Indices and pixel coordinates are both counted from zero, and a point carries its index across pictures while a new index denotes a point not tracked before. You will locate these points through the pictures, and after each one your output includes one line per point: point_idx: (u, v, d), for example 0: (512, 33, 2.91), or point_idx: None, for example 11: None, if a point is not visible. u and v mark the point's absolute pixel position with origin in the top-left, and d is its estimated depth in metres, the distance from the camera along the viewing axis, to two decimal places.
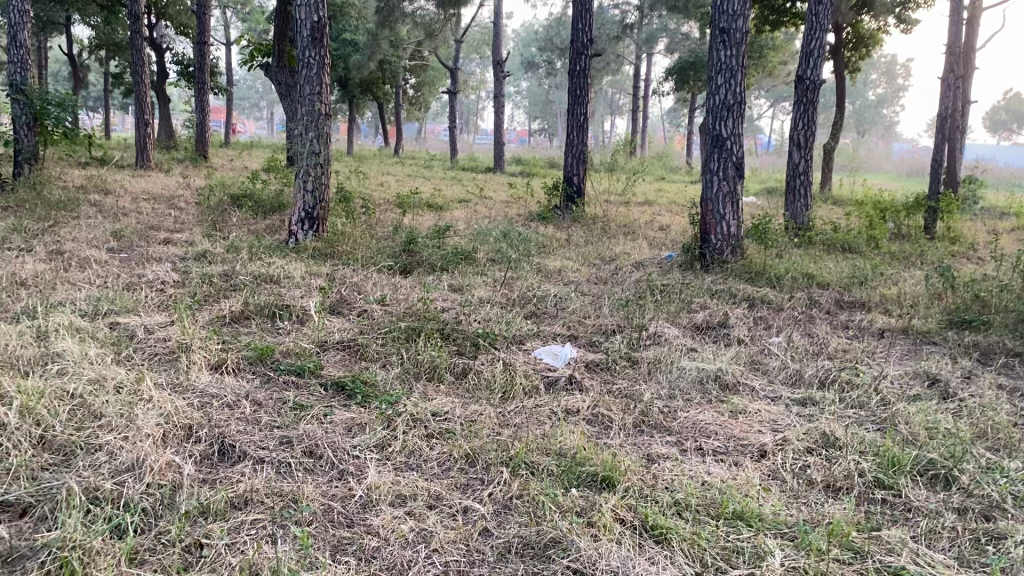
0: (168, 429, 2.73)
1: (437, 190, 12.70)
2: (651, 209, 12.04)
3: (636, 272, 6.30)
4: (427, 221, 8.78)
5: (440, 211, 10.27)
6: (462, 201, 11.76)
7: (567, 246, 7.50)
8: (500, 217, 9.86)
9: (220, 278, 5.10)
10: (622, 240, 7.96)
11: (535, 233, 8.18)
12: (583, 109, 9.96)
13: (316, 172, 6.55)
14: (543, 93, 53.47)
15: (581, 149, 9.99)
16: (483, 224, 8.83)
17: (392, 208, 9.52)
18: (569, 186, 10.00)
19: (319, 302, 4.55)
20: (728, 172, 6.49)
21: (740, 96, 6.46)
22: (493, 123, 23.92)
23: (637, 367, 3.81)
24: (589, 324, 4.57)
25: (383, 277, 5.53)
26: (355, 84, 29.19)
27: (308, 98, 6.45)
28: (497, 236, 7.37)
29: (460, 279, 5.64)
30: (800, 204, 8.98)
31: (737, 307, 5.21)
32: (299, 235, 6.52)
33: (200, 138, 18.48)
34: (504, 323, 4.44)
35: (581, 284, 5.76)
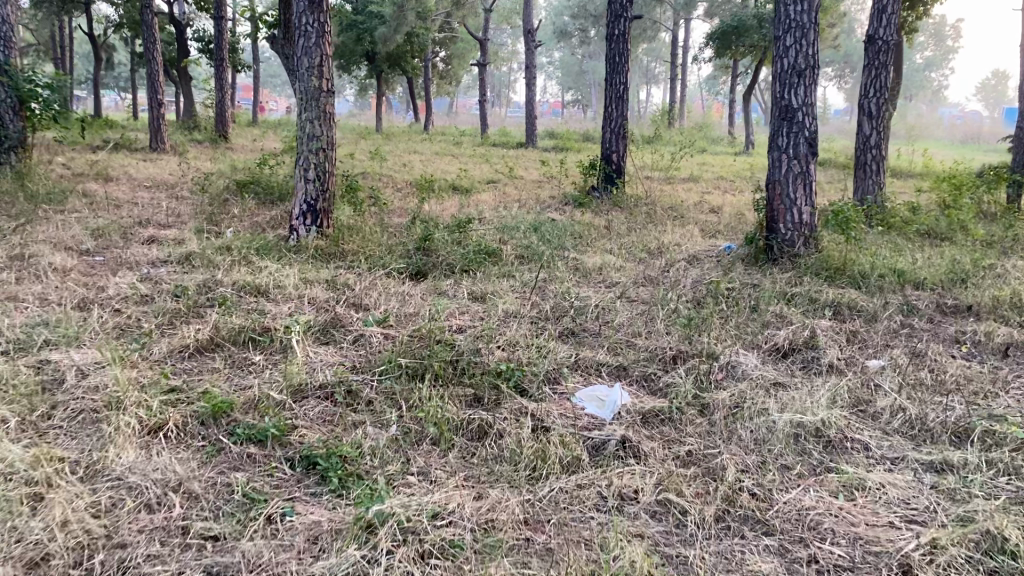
0: (45, 557, 1.89)
1: (463, 171, 11.81)
2: (696, 187, 11.04)
3: (691, 270, 5.37)
4: (450, 209, 7.92)
5: (466, 195, 9.39)
6: (491, 182, 10.86)
7: (606, 237, 6.58)
8: (531, 201, 8.96)
9: (197, 291, 4.28)
10: (669, 229, 7.02)
11: (570, 221, 7.26)
12: (622, 79, 8.96)
13: (317, 158, 5.67)
14: (577, 64, 52.06)
15: (620, 123, 9.01)
16: (511, 212, 7.93)
17: (411, 194, 8.67)
18: (607, 165, 9.04)
19: (308, 324, 3.70)
20: (799, 149, 5.50)
21: (813, 59, 5.45)
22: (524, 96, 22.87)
23: (710, 418, 2.90)
24: (639, 348, 3.68)
25: (391, 284, 4.67)
26: (382, 58, 28.25)
27: (306, 73, 5.56)
28: (526, 228, 6.47)
29: (483, 285, 4.76)
30: (870, 183, 7.90)
31: (820, 318, 4.28)
32: (301, 231, 5.68)
33: (219, 118, 17.74)
34: (535, 350, 3.56)
35: (626, 288, 4.85)
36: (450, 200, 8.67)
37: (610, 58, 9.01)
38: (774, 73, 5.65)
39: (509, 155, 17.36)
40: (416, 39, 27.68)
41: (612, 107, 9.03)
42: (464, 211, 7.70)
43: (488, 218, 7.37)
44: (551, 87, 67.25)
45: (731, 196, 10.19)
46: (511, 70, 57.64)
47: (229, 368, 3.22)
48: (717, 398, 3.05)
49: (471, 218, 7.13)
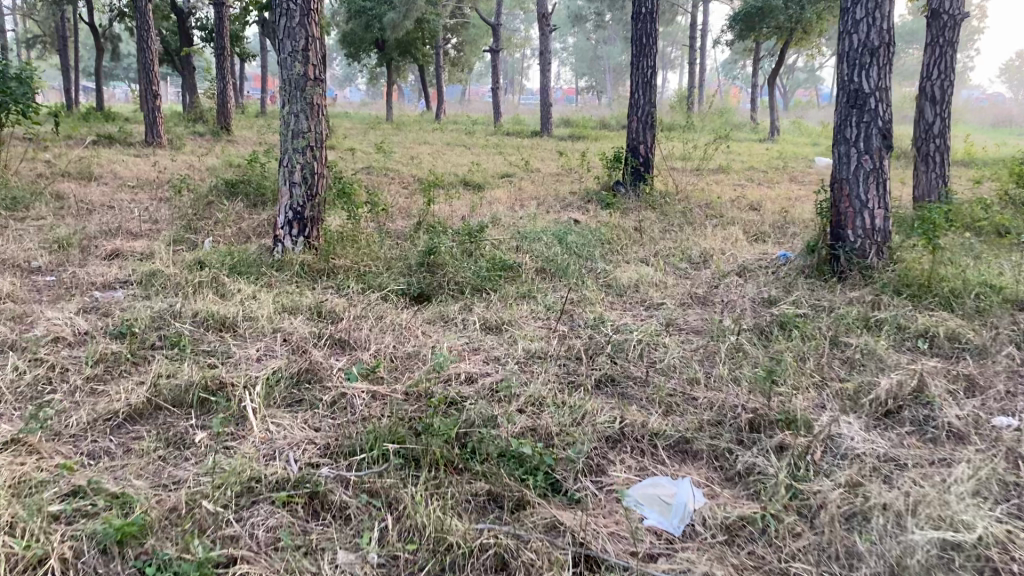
0: None
1: (475, 165, 10.99)
2: (728, 180, 10.16)
3: (745, 288, 4.54)
4: (461, 211, 7.11)
5: (479, 193, 8.58)
6: (506, 177, 10.04)
7: (638, 244, 5.76)
8: (550, 200, 8.12)
9: (150, 326, 3.50)
10: (708, 233, 6.18)
11: (596, 223, 6.45)
12: (650, 62, 8.10)
13: (304, 158, 4.86)
14: (591, 49, 50.92)
15: (648, 111, 8.16)
16: (527, 213, 7.11)
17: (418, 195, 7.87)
18: (634, 158, 8.20)
19: (275, 379, 2.91)
20: (872, 143, 4.63)
21: (888, 35, 4.58)
22: (539, 83, 21.95)
23: (818, 533, 2.06)
24: (701, 408, 2.86)
25: (389, 311, 3.88)
26: (392, 45, 27.40)
27: (289, 58, 4.74)
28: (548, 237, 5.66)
29: (498, 311, 3.96)
30: (933, 176, 6.92)
31: (917, 357, 3.45)
32: (286, 243, 4.88)
33: (221, 110, 16.98)
34: (566, 411, 2.75)
35: (670, 313, 4.04)
36: (458, 200, 7.86)
37: (636, 39, 8.14)
38: (839, 52, 4.78)
39: (523, 145, 16.50)
40: (426, 25, 26.76)
41: (637, 94, 8.17)
42: (476, 214, 6.88)
43: (502, 221, 6.55)
44: (565, 73, 66.09)
45: (769, 192, 9.32)
46: (524, 56, 56.55)
47: (162, 451, 2.42)
48: (822, 496, 2.21)
49: (484, 222, 6.31)
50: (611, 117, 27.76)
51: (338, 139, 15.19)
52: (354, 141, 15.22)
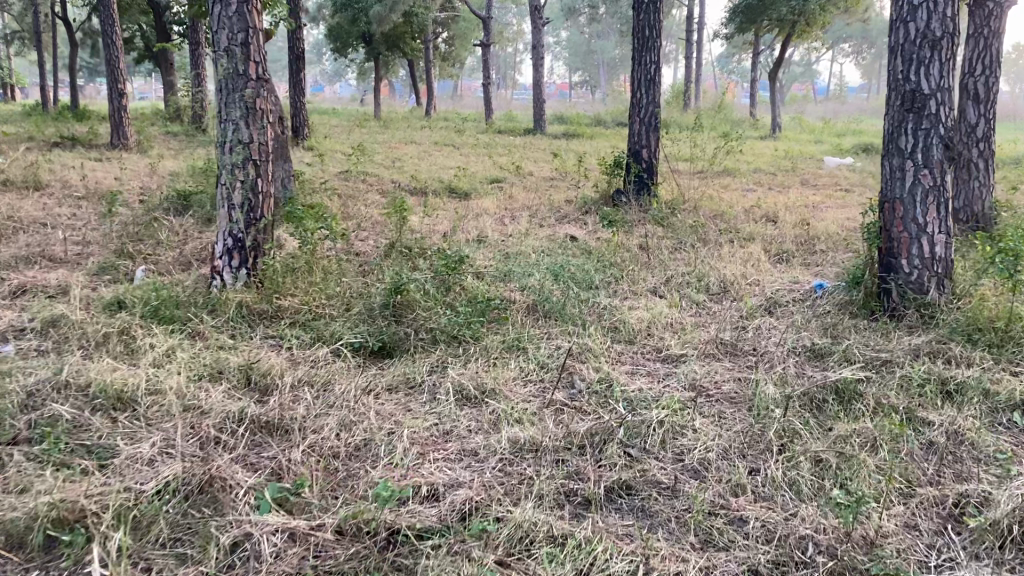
0: None
1: (463, 169, 10.18)
2: (737, 185, 9.35)
3: (780, 333, 3.75)
4: (442, 229, 6.29)
5: (465, 203, 7.78)
6: (496, 182, 9.23)
7: (645, 271, 4.96)
8: (544, 211, 7.31)
9: (19, 407, 2.68)
10: (725, 254, 5.38)
11: (597, 243, 5.66)
12: (654, 57, 7.28)
13: (245, 174, 4.02)
14: (585, 43, 50.07)
15: (651, 111, 7.34)
16: (516, 230, 6.29)
17: (397, 210, 7.06)
18: (636, 164, 7.38)
19: (160, 508, 2.10)
20: (932, 155, 3.81)
21: (953, 23, 3.74)
22: (532, 78, 21.12)
23: None
24: (750, 544, 2.06)
25: (338, 376, 3.06)
26: (380, 39, 26.51)
27: (224, 54, 3.91)
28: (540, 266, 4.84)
29: (478, 371, 3.15)
30: (976, 185, 6.05)
31: (1020, 442, 2.64)
32: (225, 277, 4.06)
33: (197, 108, 16.10)
34: (566, 555, 1.96)
35: (694, 372, 3.25)
36: (440, 214, 7.05)
37: (637, 31, 7.32)
38: (891, 44, 3.95)
39: (517, 144, 15.68)
40: (414, 19, 25.88)
41: (639, 92, 7.36)
42: (457, 232, 6.06)
43: (488, 242, 5.73)
44: (558, 68, 65.27)
45: (784, 199, 8.50)
46: (517, 50, 55.71)
47: None
48: None
49: (467, 245, 5.49)
50: (606, 113, 26.94)
51: (319, 139, 14.39)
52: (337, 142, 14.40)
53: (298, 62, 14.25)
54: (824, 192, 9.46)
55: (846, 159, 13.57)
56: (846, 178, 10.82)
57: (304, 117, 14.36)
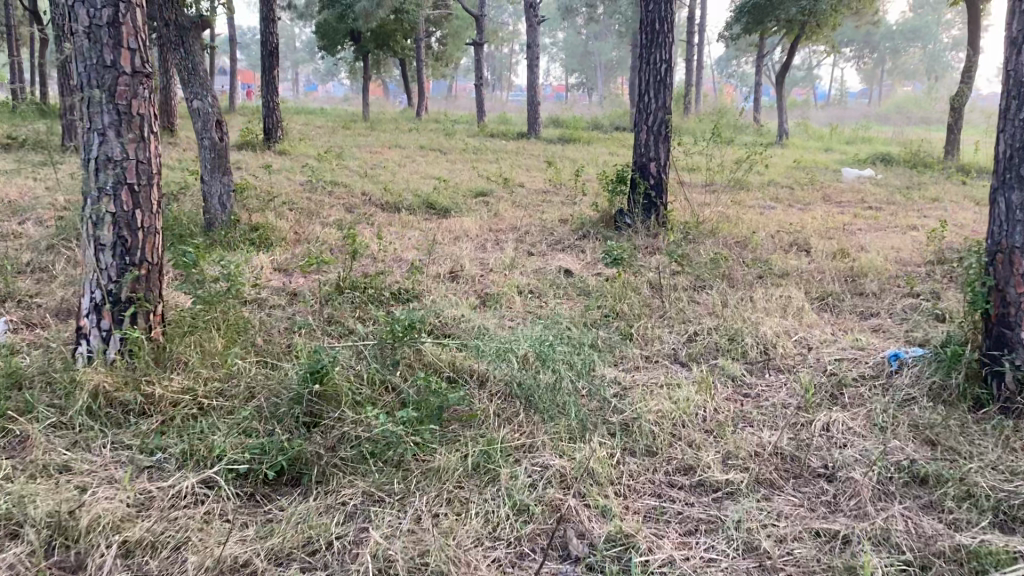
0: None
1: (446, 181, 9.08)
2: (753, 203, 8.26)
3: (858, 439, 2.67)
4: (406, 260, 5.18)
5: (443, 223, 6.71)
6: (481, 197, 8.13)
7: (659, 326, 3.86)
8: (534, 234, 6.23)
9: None
10: (758, 302, 4.27)
11: (598, 284, 4.59)
12: (664, 55, 6.18)
13: (115, 204, 2.91)
14: (582, 45, 49.02)
15: (660, 117, 6.24)
16: (498, 261, 5.19)
17: (359, 234, 5.96)
18: (642, 180, 6.28)
19: None
20: None
21: None
22: (527, 80, 20.03)
23: None
24: None
25: (205, 537, 1.98)
26: (369, 37, 25.36)
27: (83, 39, 2.79)
28: (523, 328, 3.73)
29: (420, 523, 2.07)
30: None
31: None
32: (92, 343, 2.94)
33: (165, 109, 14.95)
34: None
35: (748, 518, 2.17)
36: (409, 240, 5.94)
37: (643, 24, 6.23)
38: (1012, 34, 2.84)
39: (509, 151, 14.59)
40: (405, 17, 24.83)
41: (646, 96, 6.26)
42: (425, 266, 4.95)
43: (461, 283, 4.62)
44: (554, 70, 64.27)
45: (809, 221, 7.41)
46: (512, 51, 54.66)
47: None
48: None
49: (435, 289, 4.38)
50: (604, 116, 25.86)
51: (295, 143, 13.29)
52: (313, 147, 13.30)
53: (272, 58, 13.15)
54: (851, 211, 8.38)
55: (864, 169, 12.52)
56: (871, 194, 9.74)
57: (278, 118, 13.24)
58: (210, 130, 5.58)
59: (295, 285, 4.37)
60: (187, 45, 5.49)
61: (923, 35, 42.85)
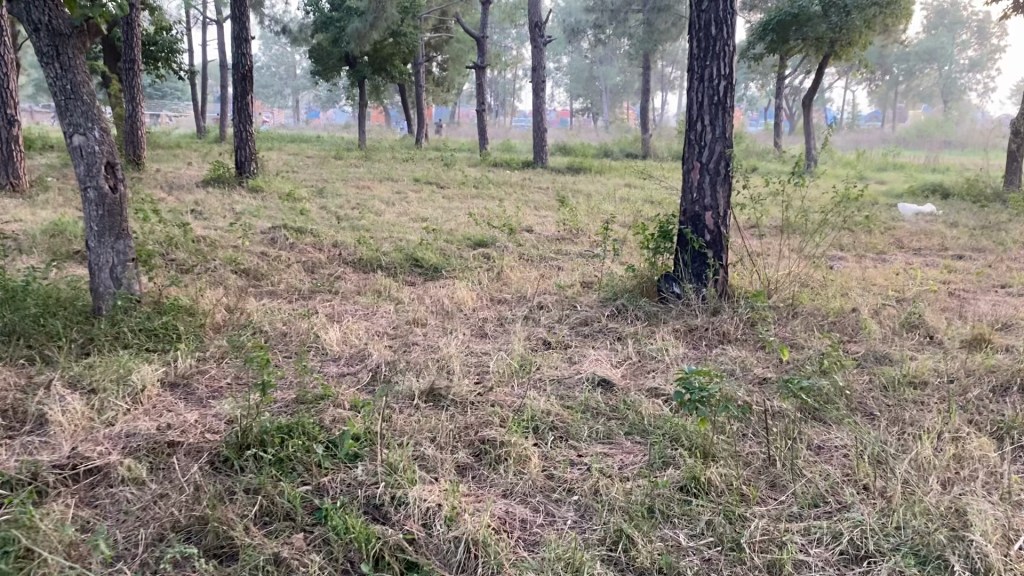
0: None
1: (440, 229, 7.47)
2: (820, 254, 6.62)
3: None
4: (369, 366, 3.54)
5: (428, 292, 5.12)
6: (480, 249, 6.55)
7: (789, 532, 2.21)
8: (551, 310, 4.62)
9: None
10: (925, 459, 2.62)
11: (657, 413, 2.98)
12: (722, 68, 4.58)
13: None
14: (587, 69, 47.68)
15: (717, 149, 4.62)
16: (501, 362, 3.56)
17: (312, 317, 4.34)
18: (694, 237, 4.64)
19: None
20: None
21: None
22: (532, 105, 18.49)
23: None
24: None
25: None
26: (365, 61, 23.87)
27: None
28: (548, 548, 2.10)
29: None
30: None
31: None
32: None
33: (131, 140, 13.40)
34: None
35: None
36: (383, 324, 4.32)
37: (692, 26, 4.68)
38: None
39: (515, 184, 13.00)
40: (403, 40, 23.34)
41: (697, 121, 4.66)
42: (396, 381, 3.32)
43: (448, 414, 2.98)
44: (558, 94, 63.13)
45: (899, 282, 5.77)
46: (516, 75, 53.33)
47: None
48: None
49: (401, 439, 2.74)
50: (614, 142, 24.38)
51: (272, 178, 11.76)
52: (293, 182, 11.74)
53: (245, 82, 11.59)
54: (939, 264, 6.72)
55: (922, 203, 10.91)
56: (949, 237, 8.09)
57: (252, 149, 11.68)
58: (96, 176, 3.91)
59: (179, 433, 2.74)
60: (64, 58, 3.81)
61: (938, 56, 41.06)
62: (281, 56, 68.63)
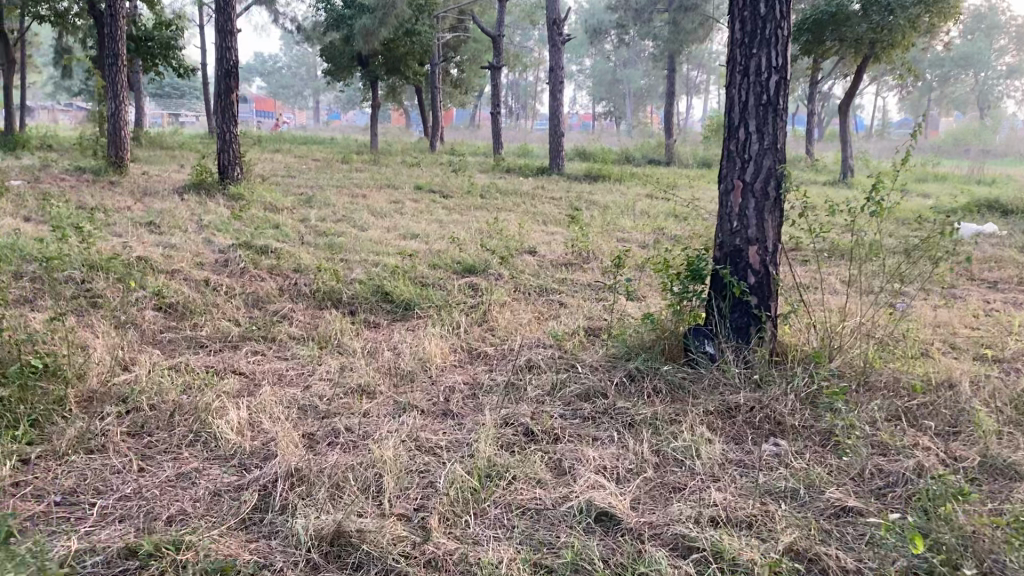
0: None
1: (427, 251, 6.40)
2: (879, 290, 5.46)
3: None
4: (264, 480, 2.45)
5: (385, 340, 4.05)
6: (468, 278, 5.46)
7: None
8: (541, 373, 3.53)
9: None
10: None
11: None
12: (773, 57, 3.47)
13: None
14: (610, 72, 46.50)
15: (765, 161, 3.50)
16: (453, 476, 2.45)
17: (222, 383, 3.26)
18: (734, 280, 3.51)
19: None
20: None
21: None
22: (549, 107, 17.38)
23: None
24: None
25: None
26: (376, 61, 22.87)
27: None
28: None
29: None
30: None
31: None
32: None
33: (114, 139, 12.45)
34: None
35: None
36: (314, 395, 3.23)
37: (733, 4, 3.60)
38: None
39: (525, 192, 11.90)
40: (416, 39, 22.30)
41: (738, 127, 3.56)
42: (290, 516, 2.23)
43: None
44: (580, 96, 62.06)
45: (985, 330, 4.61)
46: (537, 78, 52.23)
47: None
48: None
49: None
50: (636, 148, 23.21)
51: (257, 184, 10.74)
52: (280, 190, 10.72)
53: (229, 79, 10.56)
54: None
55: (980, 220, 9.67)
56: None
57: (235, 152, 10.68)
58: None
59: None
60: None
61: (975, 61, 39.38)
62: (301, 55, 68.07)
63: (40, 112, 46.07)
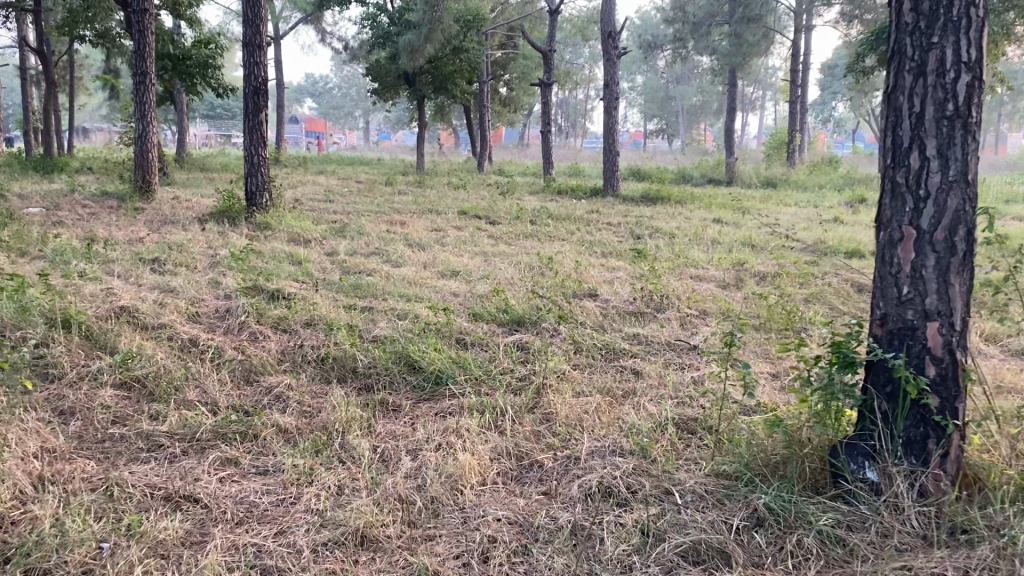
0: None
1: (467, 297, 5.34)
2: None
3: None
4: None
5: (407, 436, 3.01)
6: (517, 336, 4.39)
7: None
8: (625, 504, 2.45)
9: None
10: None
11: None
12: (961, 44, 2.36)
13: None
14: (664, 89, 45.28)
15: (947, 196, 2.39)
16: None
17: (159, 528, 2.24)
18: (907, 373, 2.39)
19: None
20: None
21: None
22: (604, 126, 16.31)
23: None
24: None
25: None
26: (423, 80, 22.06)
27: None
28: None
29: None
30: None
31: None
32: None
33: (142, 162, 11.72)
34: None
35: None
36: (290, 550, 2.19)
37: None
38: None
39: (581, 218, 10.82)
40: (464, 56, 21.40)
41: (909, 150, 2.45)
42: None
43: None
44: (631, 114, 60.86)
45: None
46: (588, 96, 51.21)
47: None
48: None
49: None
50: (695, 167, 21.98)
51: (288, 211, 9.87)
52: (312, 216, 9.83)
53: (258, 96, 9.71)
54: None
55: None
56: None
57: (264, 176, 9.82)
58: None
59: None
60: None
61: None
62: (351, 76, 68.15)
63: (95, 134, 46.45)
